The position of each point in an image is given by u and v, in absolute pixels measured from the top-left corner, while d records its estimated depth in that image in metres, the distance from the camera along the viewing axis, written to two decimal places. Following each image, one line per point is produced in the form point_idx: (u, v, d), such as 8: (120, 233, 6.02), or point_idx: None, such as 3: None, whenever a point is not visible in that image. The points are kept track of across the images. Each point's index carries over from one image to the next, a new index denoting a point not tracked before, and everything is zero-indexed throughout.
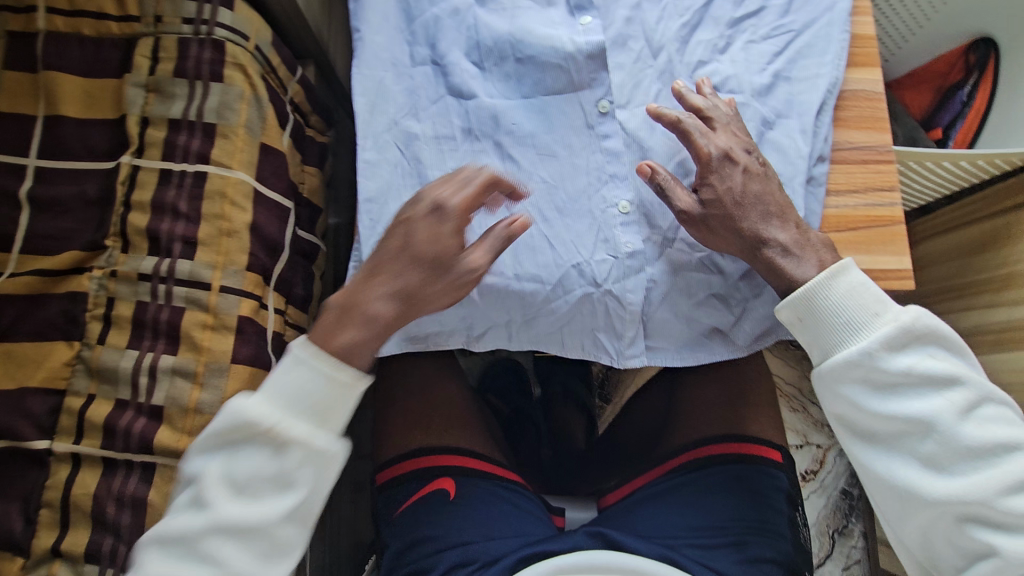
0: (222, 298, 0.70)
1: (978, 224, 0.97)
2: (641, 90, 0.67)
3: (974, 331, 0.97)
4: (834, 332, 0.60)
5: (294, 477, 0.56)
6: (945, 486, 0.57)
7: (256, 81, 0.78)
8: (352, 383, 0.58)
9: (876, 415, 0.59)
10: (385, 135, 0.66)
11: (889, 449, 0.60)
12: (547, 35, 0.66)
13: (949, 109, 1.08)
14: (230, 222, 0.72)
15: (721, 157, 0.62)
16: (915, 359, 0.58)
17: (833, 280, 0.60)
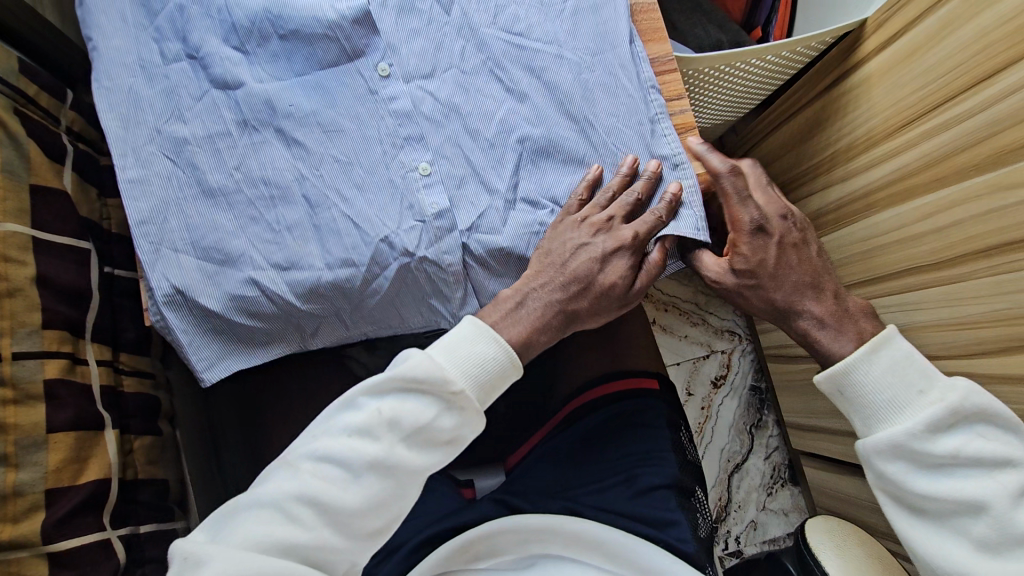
0: (18, 366, 0.61)
1: (810, 106, 1.00)
2: (443, 53, 0.69)
3: (829, 209, 1.00)
4: (880, 412, 0.61)
5: (369, 479, 0.54)
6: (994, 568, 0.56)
7: (5, 117, 0.69)
8: (456, 418, 0.57)
9: (928, 497, 0.59)
10: (150, 146, 0.67)
11: (939, 523, 0.60)
12: (307, 6, 0.66)
13: (764, 6, 1.12)
14: (8, 279, 0.63)
15: (754, 229, 0.66)
16: (963, 442, 0.58)
17: (875, 354, 0.62)
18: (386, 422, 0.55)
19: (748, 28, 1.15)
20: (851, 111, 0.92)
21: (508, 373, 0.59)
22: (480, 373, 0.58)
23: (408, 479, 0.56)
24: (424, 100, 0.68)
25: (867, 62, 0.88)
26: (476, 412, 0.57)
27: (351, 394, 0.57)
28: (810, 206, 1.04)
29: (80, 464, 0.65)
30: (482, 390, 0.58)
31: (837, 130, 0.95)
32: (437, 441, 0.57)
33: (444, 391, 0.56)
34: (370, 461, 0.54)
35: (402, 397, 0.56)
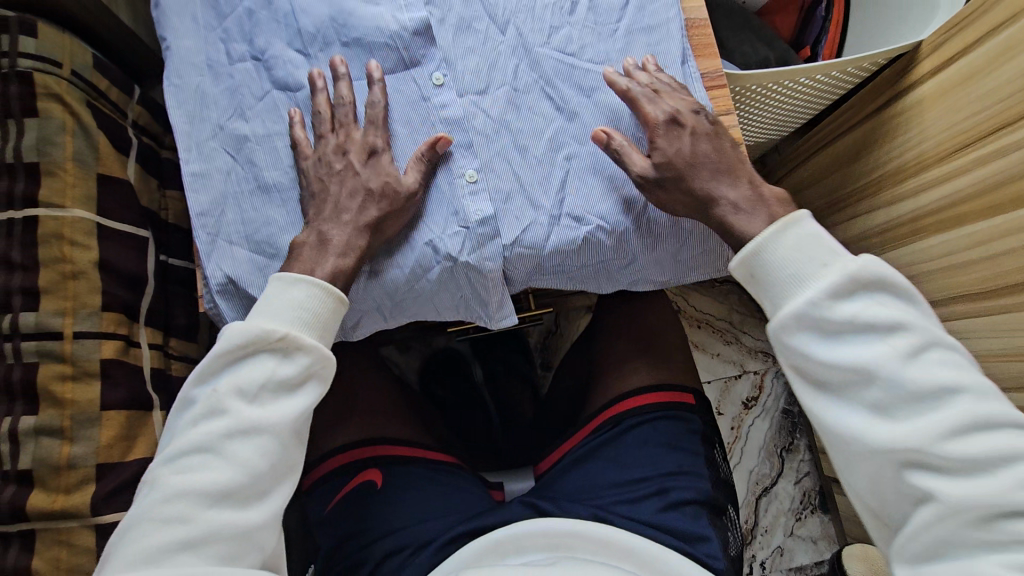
0: (78, 344, 0.66)
1: (860, 126, 0.98)
2: (497, 70, 0.69)
3: (876, 232, 0.97)
4: (785, 292, 0.55)
5: (233, 449, 0.54)
6: (900, 433, 0.49)
7: (78, 110, 0.73)
8: (297, 360, 0.57)
9: (827, 365, 0.51)
10: (213, 140, 0.70)
11: (839, 397, 0.52)
12: (370, 17, 0.69)
13: (813, 26, 1.10)
14: (73, 263, 0.68)
15: (669, 119, 0.65)
16: (862, 307, 0.51)
17: (783, 235, 0.56)
18: (234, 392, 0.55)
19: (797, 47, 1.12)
20: (902, 132, 0.90)
21: (335, 306, 0.60)
22: (301, 315, 0.58)
23: (278, 440, 0.55)
24: (480, 112, 0.69)
25: (922, 84, 0.86)
26: (314, 346, 0.58)
27: (186, 393, 0.58)
28: (853, 228, 1.02)
29: (129, 442, 0.68)
30: (312, 329, 0.59)
31: (887, 152, 0.93)
32: (290, 387, 0.57)
33: (269, 342, 0.56)
34: (229, 437, 0.54)
35: (236, 369, 0.56)
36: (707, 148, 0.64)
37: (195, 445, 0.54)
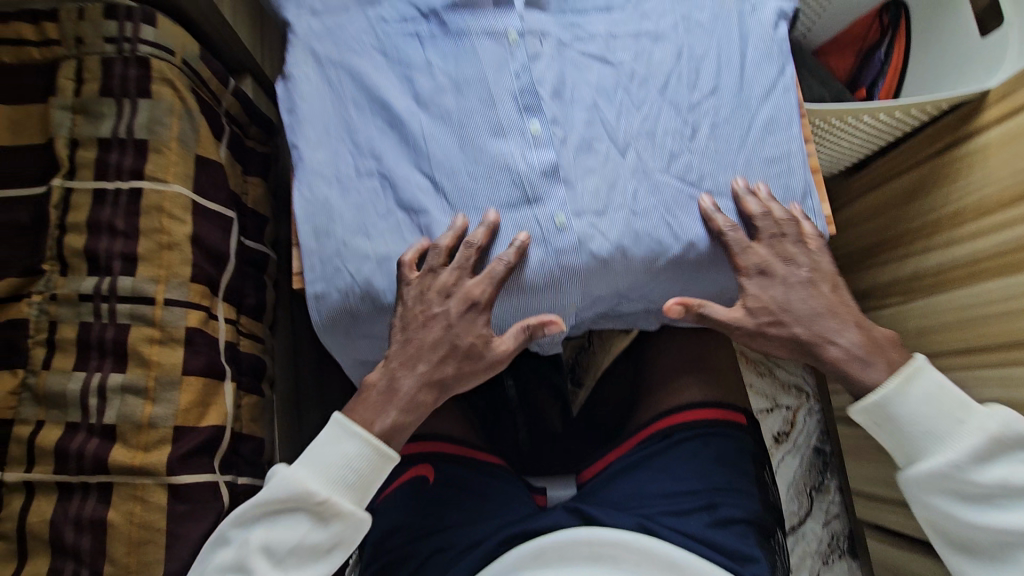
0: (167, 311, 0.70)
1: (915, 169, 1.00)
2: (618, 192, 0.66)
3: (925, 274, 0.98)
4: (914, 441, 0.65)
5: None
6: (1006, 521, 0.62)
7: (185, 93, 0.78)
8: (362, 463, 0.63)
9: (974, 483, 0.63)
10: (334, 272, 0.67)
11: (993, 502, 0.63)
12: (490, 191, 0.67)
13: (871, 69, 1.10)
14: (169, 235, 0.72)
15: (772, 232, 0.67)
16: (1005, 471, 0.62)
17: (904, 386, 0.64)
18: (315, 485, 0.62)
19: (851, 88, 1.13)
20: (961, 177, 0.91)
21: (381, 466, 0.64)
22: (346, 471, 0.63)
23: (340, 527, 0.63)
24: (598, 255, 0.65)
25: (987, 131, 0.88)
26: (351, 515, 0.63)
27: (222, 529, 0.63)
28: (902, 269, 1.03)
29: (204, 409, 0.71)
30: (352, 493, 0.63)
31: (945, 196, 0.94)
32: (320, 552, 0.63)
33: (309, 505, 0.61)
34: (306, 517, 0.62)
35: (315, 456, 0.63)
36: (794, 252, 0.67)
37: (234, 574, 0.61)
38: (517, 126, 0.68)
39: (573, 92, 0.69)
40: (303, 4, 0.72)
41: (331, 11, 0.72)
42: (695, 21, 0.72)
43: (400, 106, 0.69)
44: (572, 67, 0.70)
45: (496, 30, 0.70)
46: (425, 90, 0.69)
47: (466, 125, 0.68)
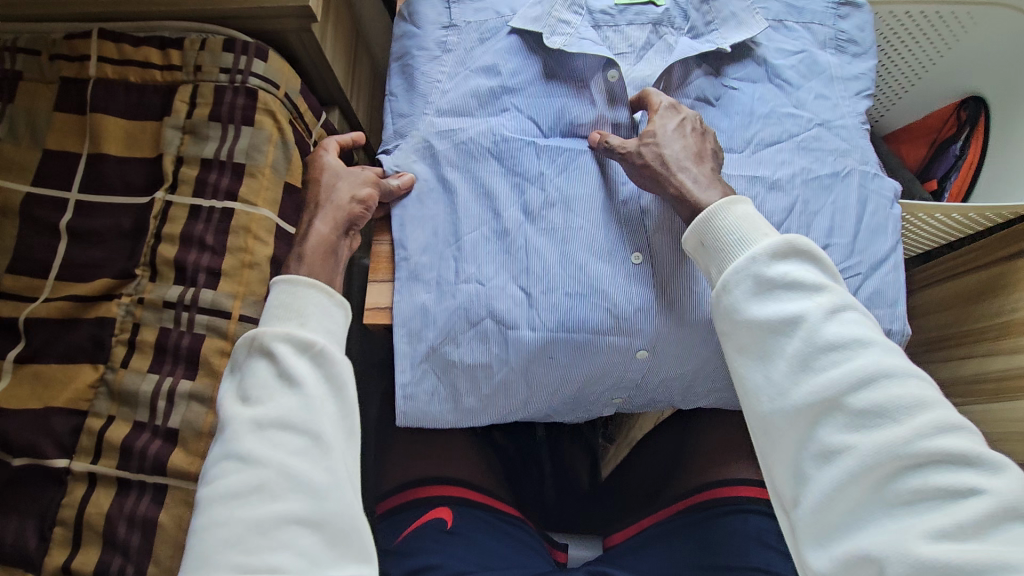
0: (240, 326, 0.74)
1: (984, 269, 0.96)
2: (703, 335, 0.70)
3: (986, 376, 0.93)
4: (726, 254, 0.58)
5: (249, 454, 0.52)
6: (848, 440, 0.49)
7: (283, 125, 0.83)
8: (280, 351, 0.55)
9: (816, 351, 0.52)
10: (423, 363, 0.71)
11: (824, 344, 0.52)
12: (586, 317, 0.69)
13: (943, 162, 1.09)
14: (252, 254, 0.76)
15: (669, 106, 0.71)
16: (839, 316, 0.53)
17: (729, 207, 0.60)
18: (240, 420, 0.53)
19: (922, 178, 1.12)
20: None
21: (314, 292, 0.58)
22: (279, 310, 0.58)
23: (301, 412, 0.53)
24: (664, 373, 0.73)
25: None
26: (300, 336, 0.55)
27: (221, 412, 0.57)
28: (959, 370, 0.98)
29: None
30: (297, 321, 0.57)
31: (1014, 301, 0.90)
32: (287, 379, 0.54)
33: (249, 345, 0.56)
34: (264, 481, 0.51)
35: (238, 381, 0.56)
36: (667, 138, 0.69)
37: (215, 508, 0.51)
38: (620, 253, 0.71)
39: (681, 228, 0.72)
40: (431, 103, 0.76)
41: (455, 112, 0.76)
42: (814, 175, 0.74)
43: (509, 218, 0.72)
44: None
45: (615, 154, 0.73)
46: (535, 204, 0.73)
47: (574, 245, 0.71)
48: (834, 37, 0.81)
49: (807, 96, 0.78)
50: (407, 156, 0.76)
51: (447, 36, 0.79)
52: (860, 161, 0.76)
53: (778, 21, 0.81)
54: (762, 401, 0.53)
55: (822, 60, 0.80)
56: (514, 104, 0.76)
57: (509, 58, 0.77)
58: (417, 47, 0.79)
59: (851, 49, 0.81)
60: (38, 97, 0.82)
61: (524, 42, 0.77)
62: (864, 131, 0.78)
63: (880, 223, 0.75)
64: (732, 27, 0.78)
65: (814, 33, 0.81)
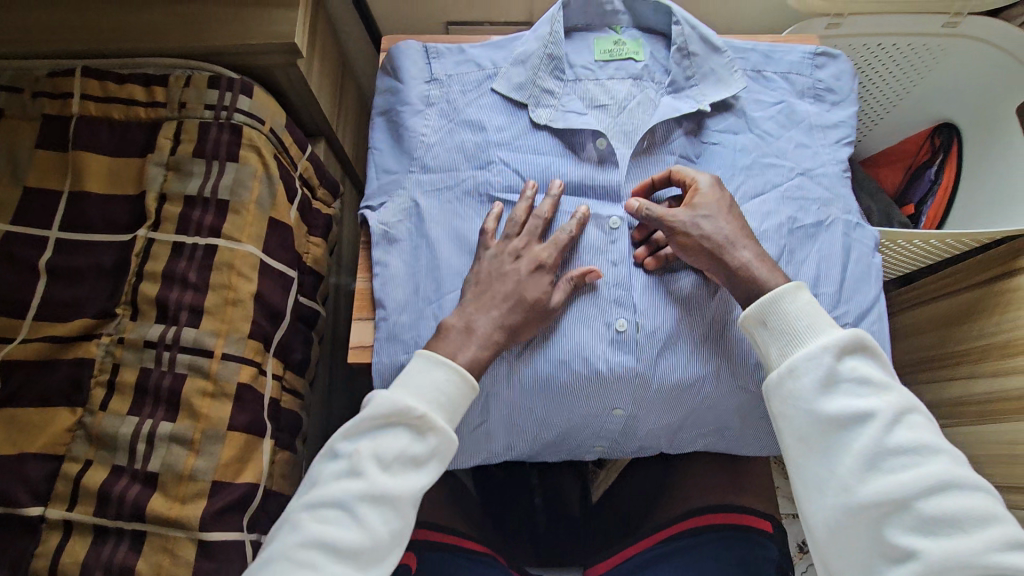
0: (223, 365, 0.73)
1: (961, 292, 0.98)
2: (682, 393, 0.70)
3: (970, 400, 0.94)
4: (798, 339, 0.60)
5: (364, 515, 0.56)
6: (927, 545, 0.52)
7: (269, 160, 0.83)
8: (429, 440, 0.59)
9: (890, 456, 0.55)
10: None
11: (894, 448, 0.55)
12: (566, 378, 0.69)
13: (919, 187, 1.11)
14: (235, 291, 0.76)
15: (707, 180, 0.71)
16: (907, 425, 0.56)
17: (801, 291, 0.62)
18: (377, 488, 0.57)
19: (899, 203, 1.13)
20: (1011, 310, 0.89)
21: (468, 394, 0.63)
22: (439, 397, 0.61)
23: (402, 516, 0.58)
24: (641, 427, 0.75)
25: None
26: (442, 435, 0.60)
27: (333, 441, 0.61)
28: (947, 392, 0.98)
29: (241, 465, 0.72)
30: (443, 413, 0.61)
31: (993, 325, 0.91)
32: (416, 463, 0.59)
33: (408, 418, 0.59)
34: (358, 551, 0.56)
35: (376, 438, 0.59)
36: (710, 214, 0.68)
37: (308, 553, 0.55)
38: (605, 318, 0.70)
39: (666, 289, 0.71)
40: (416, 160, 0.78)
41: (441, 169, 0.77)
42: (799, 225, 0.75)
43: None
44: (667, 257, 0.72)
45: (597, 218, 0.74)
46: None
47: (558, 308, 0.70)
48: (811, 86, 0.84)
49: (788, 146, 0.80)
50: (392, 213, 0.77)
51: (430, 90, 0.82)
52: (844, 211, 0.77)
53: (757, 71, 0.84)
54: (824, 492, 0.57)
55: (801, 108, 0.82)
56: (500, 157, 0.78)
57: (494, 115, 0.80)
58: (400, 103, 0.82)
59: (829, 98, 0.84)
60: (19, 134, 0.81)
61: (508, 100, 0.80)
62: (846, 180, 0.80)
63: (863, 270, 0.75)
64: (711, 83, 0.81)
65: (793, 82, 0.84)
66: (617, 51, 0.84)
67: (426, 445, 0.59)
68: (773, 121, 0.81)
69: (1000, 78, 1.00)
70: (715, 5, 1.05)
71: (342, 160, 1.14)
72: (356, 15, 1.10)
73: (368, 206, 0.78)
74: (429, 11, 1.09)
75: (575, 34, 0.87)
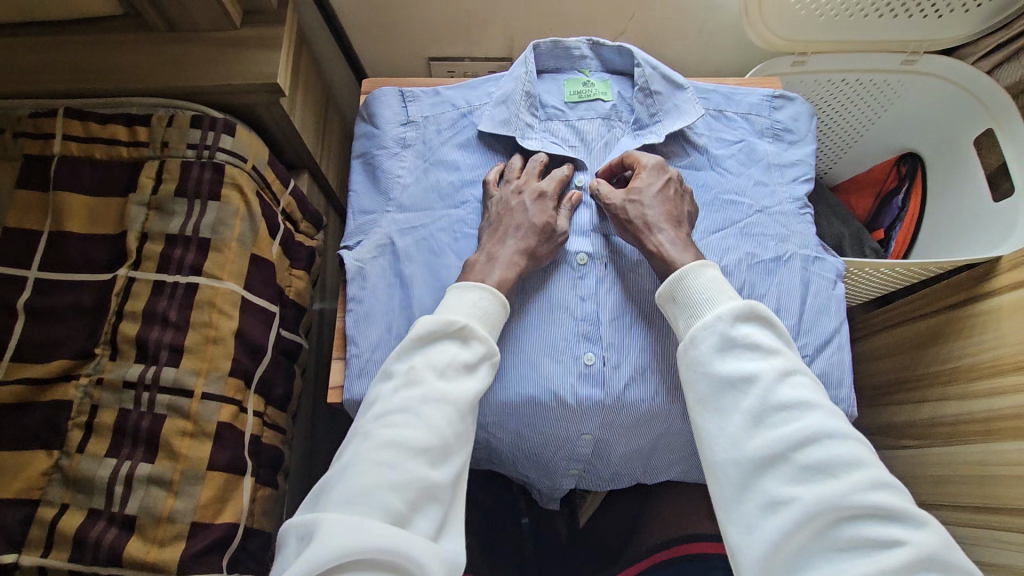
0: (203, 404, 0.73)
1: (932, 316, 1.00)
2: (650, 424, 0.72)
3: (936, 422, 0.95)
4: (696, 309, 0.64)
5: (426, 414, 0.59)
6: (795, 488, 0.54)
7: (250, 197, 0.84)
8: (474, 347, 0.64)
9: (769, 412, 0.57)
10: None
11: (771, 404, 0.57)
12: (533, 408, 0.70)
13: (888, 213, 1.16)
14: (216, 329, 0.77)
15: (655, 166, 0.76)
16: (790, 382, 0.59)
17: (703, 268, 0.66)
18: (434, 391, 0.60)
19: (870, 228, 1.18)
20: (975, 334, 0.91)
21: (501, 307, 0.68)
22: (475, 312, 0.66)
23: (462, 415, 0.61)
24: (612, 453, 0.75)
25: (1000, 294, 0.88)
26: (484, 339, 0.65)
27: (385, 366, 0.65)
28: (918, 413, 0.99)
29: (221, 505, 0.73)
30: (484, 324, 0.66)
31: (959, 348, 0.93)
32: (466, 370, 0.63)
33: (451, 329, 0.64)
34: (427, 445, 0.58)
35: (424, 353, 0.64)
36: (647, 195, 0.74)
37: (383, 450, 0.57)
38: (572, 352, 0.72)
39: (631, 321, 0.73)
40: (392, 200, 0.81)
41: (416, 207, 0.80)
42: (758, 260, 0.77)
43: None
44: (635, 294, 0.74)
45: (568, 254, 0.77)
46: None
47: (526, 343, 0.72)
48: (769, 127, 0.88)
49: (747, 183, 0.83)
50: (367, 250, 0.78)
51: (406, 132, 0.85)
52: (800, 245, 0.79)
53: (718, 111, 0.88)
54: (716, 448, 0.58)
55: (760, 148, 0.86)
56: (474, 197, 0.81)
57: (469, 155, 0.84)
58: (376, 146, 0.85)
59: (788, 137, 0.88)
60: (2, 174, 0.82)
61: (483, 140, 0.84)
62: (803, 216, 0.82)
63: (824, 304, 0.78)
64: (673, 116, 0.84)
65: (752, 122, 0.88)
66: (587, 92, 0.88)
67: (471, 351, 0.64)
68: (733, 159, 0.84)
69: (953, 107, 1.04)
70: (689, 42, 1.10)
71: (325, 192, 1.15)
72: (338, 51, 1.12)
73: (347, 245, 0.80)
74: (411, 47, 1.12)
75: (546, 77, 0.91)
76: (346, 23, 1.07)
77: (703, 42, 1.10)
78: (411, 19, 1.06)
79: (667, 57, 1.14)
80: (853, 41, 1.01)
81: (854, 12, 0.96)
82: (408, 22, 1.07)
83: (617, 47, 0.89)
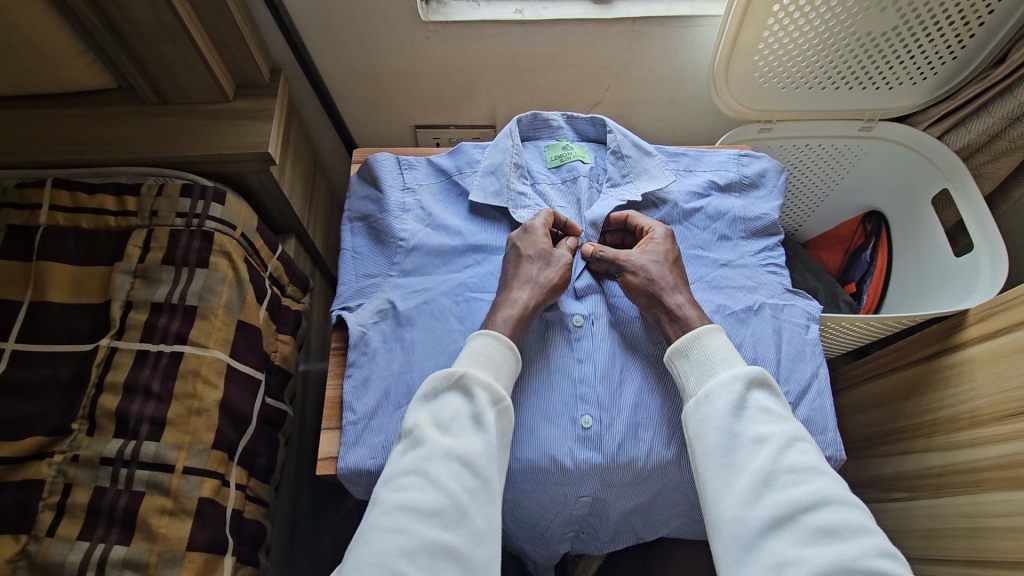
0: (184, 480, 0.71)
1: (910, 368, 1.02)
2: (647, 482, 0.71)
3: (922, 474, 0.96)
4: (711, 368, 0.67)
5: (438, 474, 0.59)
6: (806, 551, 0.54)
7: (239, 264, 0.84)
8: (477, 394, 0.64)
9: (779, 473, 0.59)
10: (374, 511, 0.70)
11: (781, 467, 0.59)
12: (534, 472, 0.70)
13: (857, 267, 1.21)
14: (200, 400, 0.75)
15: (666, 235, 0.80)
16: (799, 448, 0.61)
17: (716, 333, 0.69)
18: (439, 447, 0.61)
19: (843, 282, 1.24)
20: (952, 385, 0.93)
21: (504, 349, 0.68)
22: (476, 358, 0.67)
23: (472, 471, 0.60)
24: (609, 512, 0.75)
25: (969, 347, 0.91)
26: (484, 383, 0.64)
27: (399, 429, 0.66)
28: (904, 465, 1.00)
29: None
30: (485, 368, 0.66)
31: (938, 398, 0.95)
32: (472, 425, 0.63)
33: (455, 381, 0.65)
34: (438, 509, 0.57)
35: (431, 409, 0.65)
36: (659, 255, 0.77)
37: (398, 514, 0.57)
38: (571, 414, 0.72)
39: (623, 382, 0.74)
40: (395, 265, 0.83)
41: (418, 274, 0.82)
42: (729, 311, 0.79)
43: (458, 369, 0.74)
44: (626, 352, 0.76)
45: (562, 315, 0.78)
46: None
47: (523, 406, 0.72)
48: (738, 180, 0.91)
49: (712, 239, 0.86)
50: (367, 314, 0.79)
51: (406, 198, 0.87)
52: (768, 296, 0.81)
53: (688, 171, 0.93)
54: (724, 506, 0.59)
55: (725, 203, 0.88)
56: (468, 260, 0.83)
57: (460, 220, 0.86)
58: (378, 211, 0.87)
59: (756, 191, 0.91)
60: None
61: (482, 208, 0.87)
62: (767, 267, 0.85)
63: (800, 348, 0.78)
64: (645, 179, 0.89)
65: (721, 178, 0.91)
66: (567, 155, 0.92)
67: (474, 399, 0.64)
68: (703, 214, 0.87)
69: (911, 171, 1.10)
70: (664, 108, 1.16)
71: (311, 254, 1.16)
72: (326, 117, 1.15)
73: (347, 307, 0.81)
74: (397, 115, 1.16)
75: (529, 145, 0.95)
76: (334, 94, 1.11)
77: (676, 110, 1.17)
78: (397, 89, 1.10)
79: (643, 123, 1.20)
80: (816, 110, 1.08)
81: (813, 85, 1.03)
82: (395, 92, 1.11)
83: (591, 118, 0.94)
